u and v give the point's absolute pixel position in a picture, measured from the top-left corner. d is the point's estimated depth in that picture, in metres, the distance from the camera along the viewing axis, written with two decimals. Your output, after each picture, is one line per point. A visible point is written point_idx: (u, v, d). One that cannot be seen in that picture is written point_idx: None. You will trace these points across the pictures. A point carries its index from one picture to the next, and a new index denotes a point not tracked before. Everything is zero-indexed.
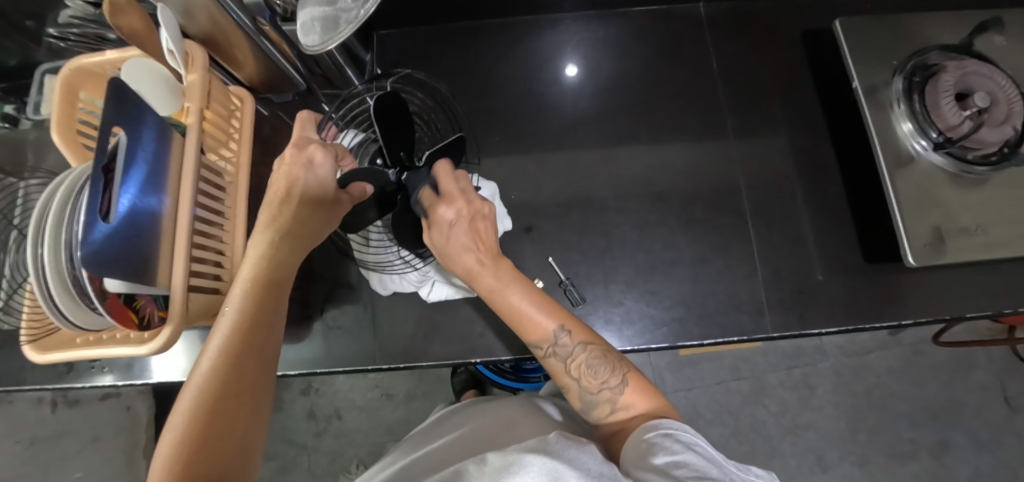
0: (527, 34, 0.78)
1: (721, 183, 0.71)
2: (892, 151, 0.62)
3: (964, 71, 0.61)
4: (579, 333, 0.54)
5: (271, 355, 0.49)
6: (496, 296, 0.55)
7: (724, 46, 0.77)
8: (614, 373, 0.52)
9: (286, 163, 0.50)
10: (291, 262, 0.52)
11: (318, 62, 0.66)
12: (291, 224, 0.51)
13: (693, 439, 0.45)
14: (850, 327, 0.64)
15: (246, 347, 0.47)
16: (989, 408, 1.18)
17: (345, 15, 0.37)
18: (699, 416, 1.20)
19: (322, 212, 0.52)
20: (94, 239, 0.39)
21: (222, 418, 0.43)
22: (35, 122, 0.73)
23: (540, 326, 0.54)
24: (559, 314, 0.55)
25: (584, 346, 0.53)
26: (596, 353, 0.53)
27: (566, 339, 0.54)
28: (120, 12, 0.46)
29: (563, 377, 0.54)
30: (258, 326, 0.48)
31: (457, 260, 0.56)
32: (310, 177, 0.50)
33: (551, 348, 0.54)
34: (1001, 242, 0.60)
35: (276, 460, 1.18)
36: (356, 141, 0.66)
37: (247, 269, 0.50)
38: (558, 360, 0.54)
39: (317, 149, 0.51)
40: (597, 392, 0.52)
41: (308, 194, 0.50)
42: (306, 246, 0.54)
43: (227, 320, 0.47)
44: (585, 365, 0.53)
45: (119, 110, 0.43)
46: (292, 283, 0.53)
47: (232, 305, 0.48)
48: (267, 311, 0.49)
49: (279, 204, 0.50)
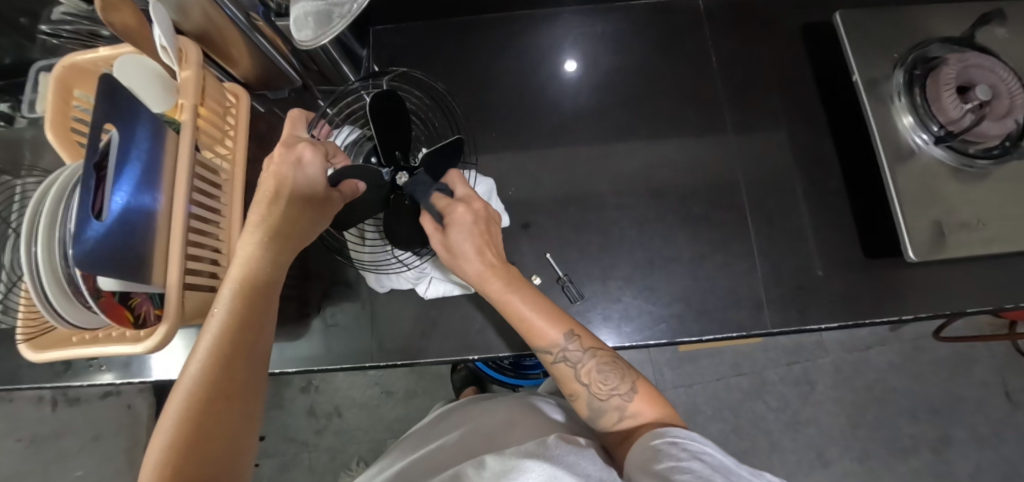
0: (524, 29, 0.77)
1: (720, 178, 0.71)
2: (892, 145, 0.62)
3: (965, 64, 0.61)
4: (587, 340, 0.54)
5: (262, 357, 0.49)
6: (506, 302, 0.54)
7: (724, 41, 0.76)
8: (624, 381, 0.52)
9: (274, 162, 0.50)
10: (283, 263, 0.52)
11: (313, 58, 0.66)
12: (281, 225, 0.51)
13: (701, 449, 0.44)
14: (850, 323, 0.64)
15: (235, 348, 0.46)
16: (990, 403, 1.17)
17: (339, 9, 0.38)
18: (699, 412, 1.20)
19: (313, 210, 0.52)
20: (87, 237, 0.39)
21: (213, 420, 0.43)
22: (31, 120, 0.72)
23: (548, 334, 0.53)
24: (568, 321, 0.55)
25: (595, 351, 0.54)
26: (605, 360, 0.53)
27: (575, 346, 0.53)
28: (113, 9, 0.45)
29: (572, 383, 0.53)
30: (247, 328, 0.48)
31: (467, 263, 0.55)
32: (300, 176, 0.50)
33: (561, 353, 0.53)
34: (1002, 237, 0.59)
35: (277, 457, 1.18)
36: (350, 139, 0.67)
37: (235, 270, 0.49)
38: (567, 366, 0.53)
39: (305, 148, 0.51)
40: (606, 399, 0.52)
41: (298, 192, 0.50)
42: (298, 247, 0.53)
43: (216, 321, 0.47)
44: (595, 372, 0.53)
45: (111, 107, 0.43)
46: (282, 285, 0.53)
47: (221, 306, 0.48)
48: (255, 313, 0.49)
49: (268, 204, 0.50)
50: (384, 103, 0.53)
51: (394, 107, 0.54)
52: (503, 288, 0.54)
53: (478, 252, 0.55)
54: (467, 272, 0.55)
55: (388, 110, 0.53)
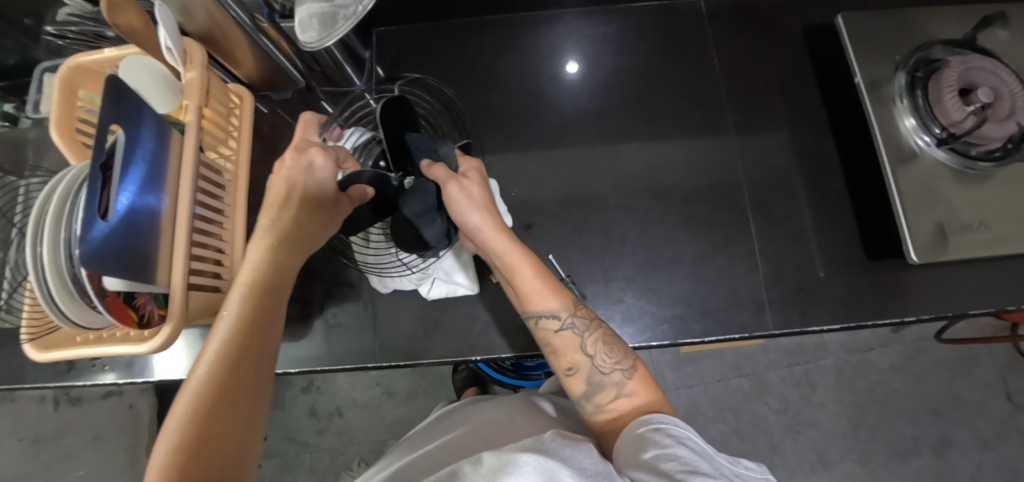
0: (526, 30, 0.77)
1: (721, 179, 0.71)
2: (893, 147, 0.62)
3: (967, 66, 0.61)
4: (590, 312, 0.56)
5: (269, 358, 0.49)
6: (517, 267, 0.55)
7: (726, 43, 0.76)
8: (627, 357, 0.53)
9: (286, 167, 0.52)
10: (290, 267, 0.52)
11: (317, 59, 0.66)
12: (289, 229, 0.52)
13: (685, 434, 0.45)
14: (852, 324, 0.64)
15: (243, 350, 0.46)
16: (991, 405, 1.17)
17: (344, 11, 0.38)
18: (700, 413, 1.20)
19: (322, 216, 0.53)
20: (93, 237, 0.39)
21: (219, 423, 0.43)
22: (36, 120, 0.73)
23: (555, 296, 0.55)
24: (574, 295, 0.56)
25: (598, 322, 0.55)
26: (608, 333, 0.55)
27: (581, 312, 0.55)
28: (120, 10, 0.45)
29: (576, 352, 0.53)
30: (255, 330, 0.48)
31: (473, 217, 0.55)
32: (310, 180, 0.51)
33: (569, 318, 0.54)
34: (1003, 239, 0.59)
35: (278, 457, 1.18)
36: (360, 141, 0.65)
37: (245, 272, 0.50)
38: (572, 333, 0.54)
39: (317, 153, 0.52)
40: (608, 372, 0.52)
41: (308, 196, 0.51)
42: (306, 251, 0.54)
43: (224, 324, 0.47)
44: (601, 342, 0.53)
45: (117, 108, 0.43)
46: (290, 288, 0.53)
47: (230, 308, 0.48)
48: (265, 318, 0.49)
49: (279, 209, 0.52)
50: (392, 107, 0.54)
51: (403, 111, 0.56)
52: (518, 244, 0.56)
53: (488, 205, 0.56)
54: (479, 225, 0.55)
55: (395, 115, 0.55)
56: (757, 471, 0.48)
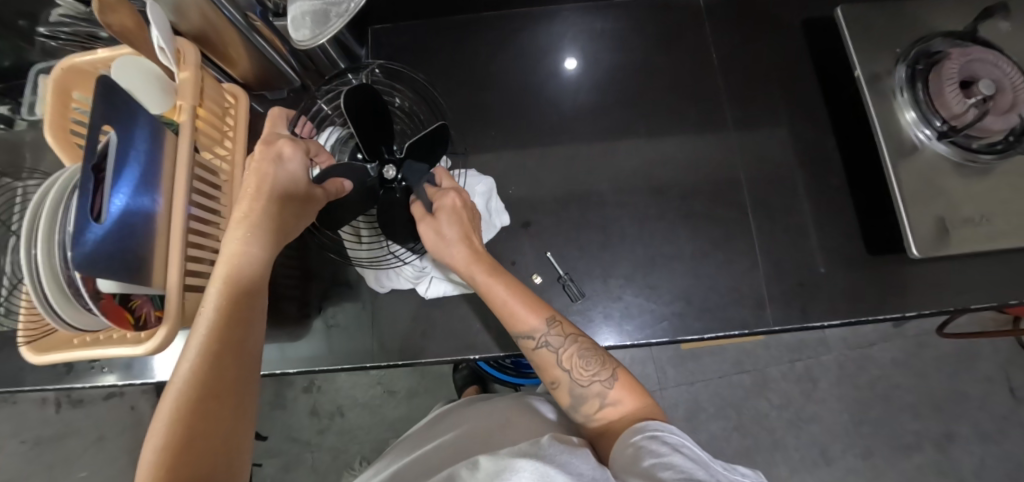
0: (522, 27, 0.77)
1: (720, 176, 0.70)
2: (894, 141, 0.61)
3: (968, 58, 0.60)
4: (568, 326, 0.55)
5: (251, 353, 0.48)
6: (489, 291, 0.55)
7: (724, 38, 0.76)
8: (605, 367, 0.53)
9: (255, 160, 0.52)
10: (267, 260, 0.52)
11: (312, 58, 0.67)
12: (263, 220, 0.51)
13: (680, 442, 0.45)
14: (853, 320, 0.64)
15: (223, 346, 0.46)
16: (994, 400, 1.17)
17: (335, 8, 0.38)
18: (702, 410, 1.20)
19: (293, 206, 0.53)
20: (86, 241, 0.39)
21: (206, 420, 0.43)
22: (31, 123, 0.73)
23: (527, 320, 0.54)
24: (548, 309, 0.55)
25: (575, 338, 0.54)
26: (585, 346, 0.54)
27: (554, 331, 0.54)
28: (110, 10, 0.45)
29: (555, 368, 0.54)
30: (233, 326, 0.47)
31: (449, 251, 0.57)
32: (280, 171, 0.52)
33: (542, 338, 0.54)
34: (1005, 232, 0.59)
35: (280, 457, 1.18)
36: (336, 138, 0.66)
37: (220, 269, 0.48)
38: (548, 351, 0.54)
39: (285, 143, 0.53)
40: (587, 385, 0.53)
41: (278, 187, 0.51)
42: (281, 241, 0.53)
43: (204, 322, 0.46)
44: (576, 357, 0.53)
45: (109, 109, 0.43)
46: (267, 283, 0.52)
47: (208, 305, 0.46)
48: (242, 313, 0.48)
49: (249, 201, 0.51)
50: (361, 98, 0.53)
51: (374, 104, 0.55)
52: (486, 273, 0.56)
53: (463, 238, 0.57)
54: (454, 258, 0.57)
55: (363, 105, 0.54)
56: (754, 477, 0.47)
